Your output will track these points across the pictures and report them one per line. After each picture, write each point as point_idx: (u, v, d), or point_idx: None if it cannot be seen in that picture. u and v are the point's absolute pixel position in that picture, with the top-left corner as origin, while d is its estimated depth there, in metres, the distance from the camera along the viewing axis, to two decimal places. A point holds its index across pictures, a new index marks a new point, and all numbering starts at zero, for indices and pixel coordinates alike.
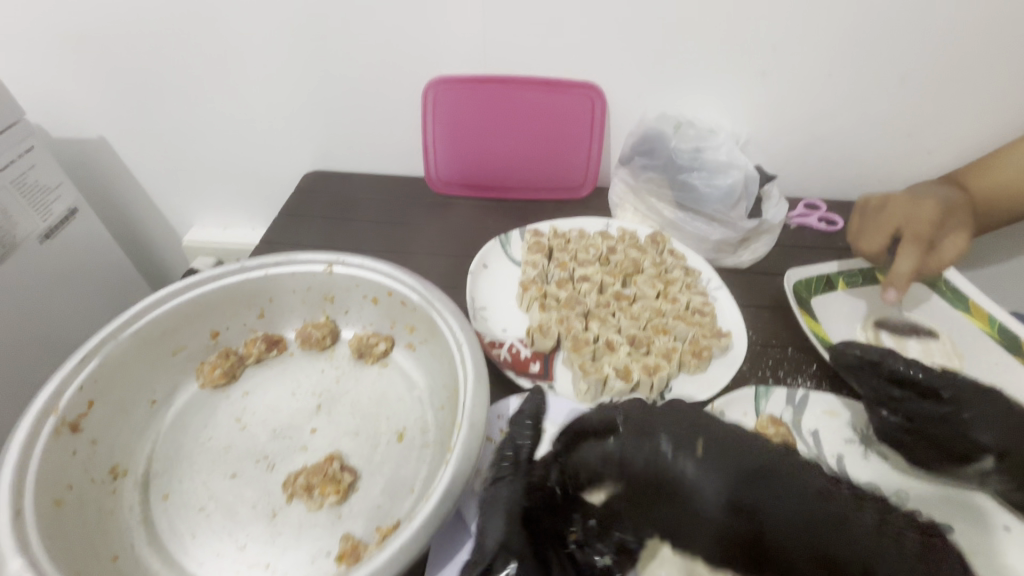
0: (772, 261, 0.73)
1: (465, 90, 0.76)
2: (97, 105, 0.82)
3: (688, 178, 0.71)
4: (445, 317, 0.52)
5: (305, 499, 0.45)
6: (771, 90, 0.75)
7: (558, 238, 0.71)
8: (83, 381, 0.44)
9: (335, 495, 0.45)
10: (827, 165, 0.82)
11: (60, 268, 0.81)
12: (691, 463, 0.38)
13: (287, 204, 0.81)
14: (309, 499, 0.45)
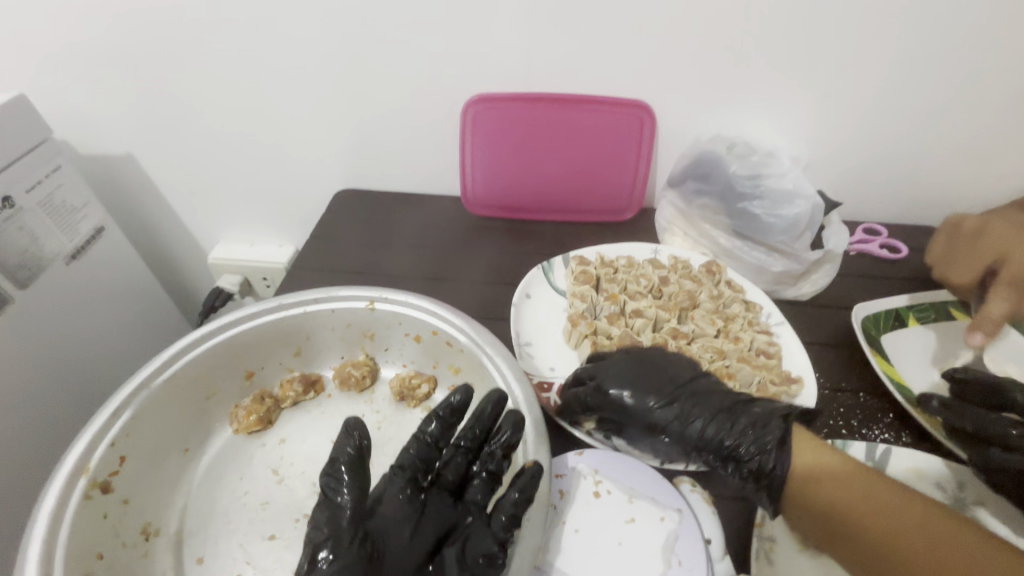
0: (835, 293, 0.68)
1: (507, 108, 0.72)
2: (125, 121, 0.80)
3: (747, 208, 0.66)
4: (497, 362, 0.49)
5: None
6: (835, 109, 0.70)
7: (606, 267, 0.67)
8: (115, 436, 0.41)
9: None
10: (889, 188, 0.77)
11: (86, 288, 0.79)
12: (653, 403, 0.48)
13: (318, 225, 0.78)
14: None
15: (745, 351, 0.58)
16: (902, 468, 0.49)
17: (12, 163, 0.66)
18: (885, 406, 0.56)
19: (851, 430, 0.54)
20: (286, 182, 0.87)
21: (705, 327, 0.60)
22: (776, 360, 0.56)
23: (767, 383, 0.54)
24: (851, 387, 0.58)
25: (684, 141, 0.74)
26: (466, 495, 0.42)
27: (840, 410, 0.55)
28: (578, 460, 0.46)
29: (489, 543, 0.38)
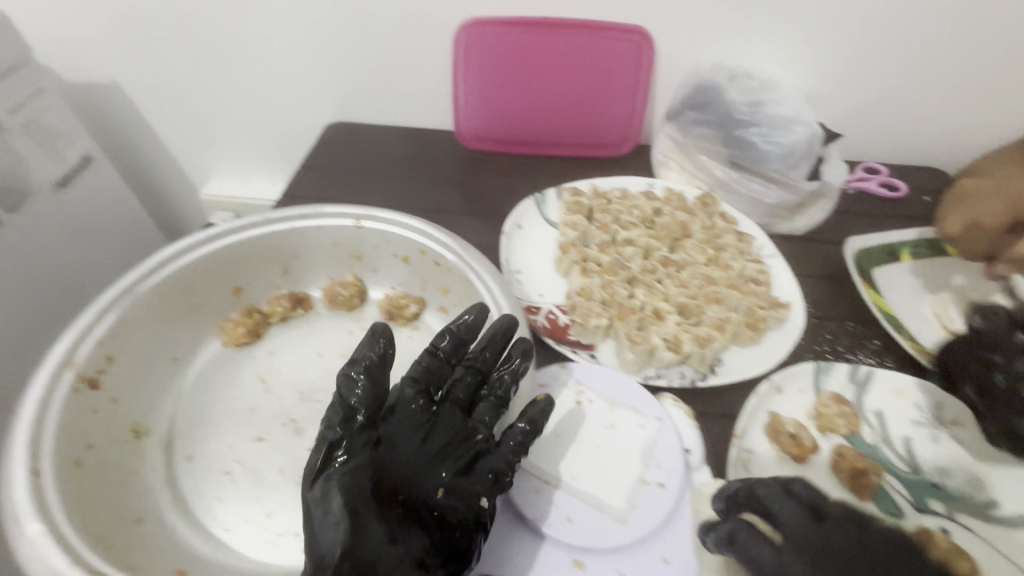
0: (830, 228, 0.67)
1: (500, 34, 0.69)
2: (108, 45, 0.77)
3: (745, 135, 0.64)
4: (484, 279, 0.49)
5: None
6: (842, 36, 0.67)
7: (599, 198, 0.66)
8: (102, 335, 0.41)
9: None
10: (893, 125, 0.74)
11: (76, 217, 0.78)
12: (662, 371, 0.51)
13: (309, 157, 0.77)
14: None
15: (735, 278, 0.58)
16: (883, 389, 0.50)
17: None
18: (871, 334, 0.56)
19: (835, 354, 0.54)
20: (276, 115, 0.85)
21: (696, 255, 0.60)
22: (765, 287, 0.57)
23: (754, 308, 0.54)
24: (839, 316, 0.58)
25: (684, 72, 0.72)
26: (474, 414, 0.41)
27: (826, 337, 0.56)
28: (562, 371, 0.47)
29: (503, 465, 0.38)
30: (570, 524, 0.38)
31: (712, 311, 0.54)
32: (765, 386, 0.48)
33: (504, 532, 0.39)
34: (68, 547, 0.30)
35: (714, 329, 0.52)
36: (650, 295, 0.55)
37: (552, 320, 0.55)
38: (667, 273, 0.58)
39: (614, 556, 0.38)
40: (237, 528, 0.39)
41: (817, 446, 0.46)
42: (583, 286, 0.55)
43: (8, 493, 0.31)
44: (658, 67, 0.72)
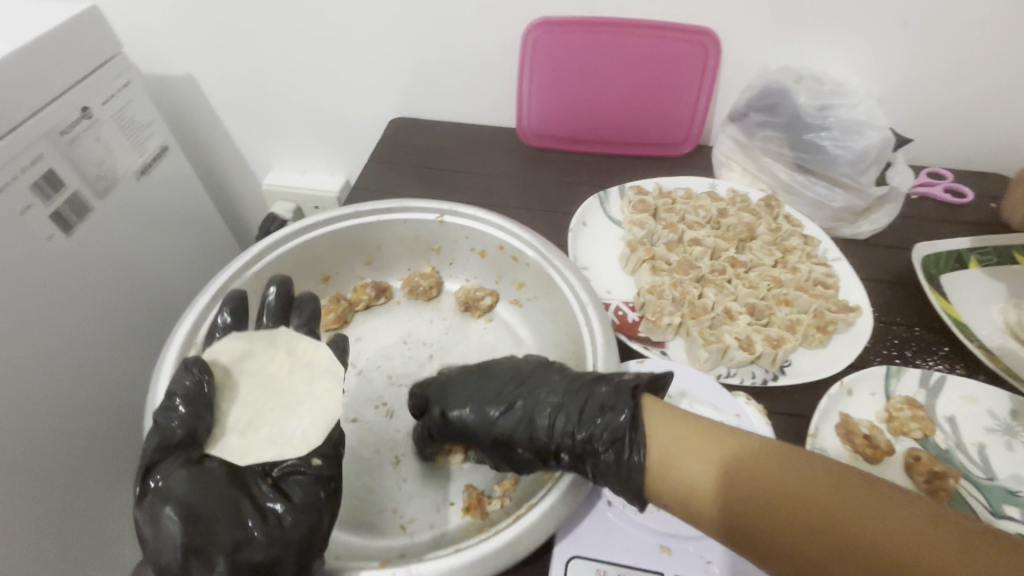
0: (895, 233, 0.67)
1: (569, 34, 0.70)
2: (186, 39, 0.80)
3: (815, 139, 0.65)
4: (565, 275, 0.50)
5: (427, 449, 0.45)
6: (916, 40, 0.66)
7: (664, 198, 0.67)
8: (216, 319, 0.45)
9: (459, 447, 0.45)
10: (963, 130, 0.73)
11: (155, 205, 0.80)
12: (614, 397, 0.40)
13: (375, 151, 0.79)
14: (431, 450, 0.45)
15: (802, 281, 0.59)
16: (954, 395, 0.50)
17: (90, 73, 0.67)
18: (940, 341, 0.56)
19: (904, 359, 0.54)
20: (339, 108, 0.87)
21: (763, 257, 0.61)
22: (834, 290, 0.57)
23: (824, 310, 0.55)
24: (906, 321, 0.58)
25: (749, 73, 0.72)
26: None
27: (893, 342, 0.56)
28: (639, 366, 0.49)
29: None
30: (658, 513, 0.41)
31: (781, 312, 0.55)
32: (836, 388, 0.49)
33: (590, 519, 0.41)
34: None
35: (785, 329, 0.53)
36: (720, 295, 0.57)
37: (622, 316, 0.57)
38: (735, 274, 0.59)
39: (699, 545, 0.39)
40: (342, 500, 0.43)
41: (893, 448, 0.47)
42: (653, 284, 0.57)
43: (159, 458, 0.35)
44: (724, 67, 0.72)
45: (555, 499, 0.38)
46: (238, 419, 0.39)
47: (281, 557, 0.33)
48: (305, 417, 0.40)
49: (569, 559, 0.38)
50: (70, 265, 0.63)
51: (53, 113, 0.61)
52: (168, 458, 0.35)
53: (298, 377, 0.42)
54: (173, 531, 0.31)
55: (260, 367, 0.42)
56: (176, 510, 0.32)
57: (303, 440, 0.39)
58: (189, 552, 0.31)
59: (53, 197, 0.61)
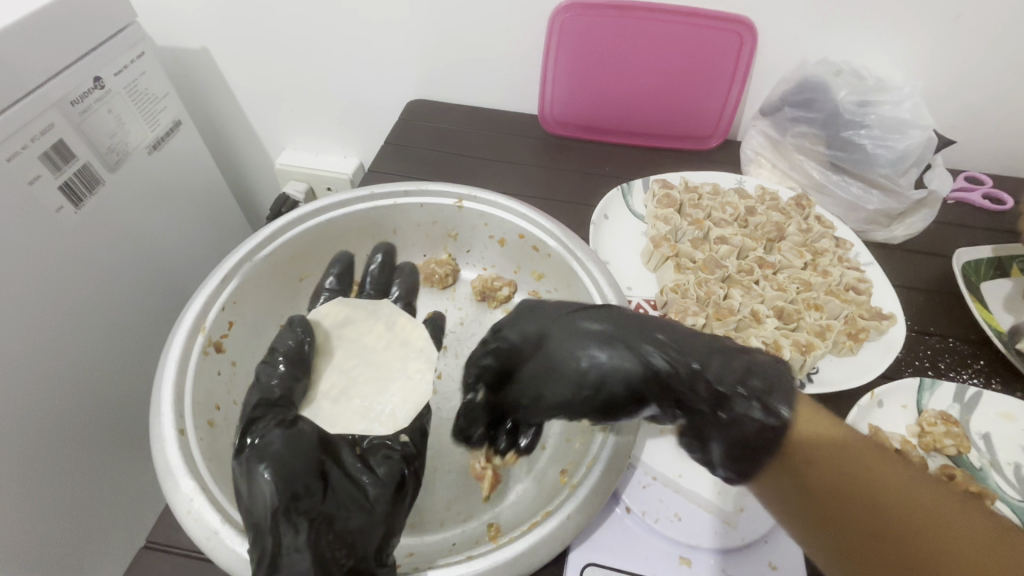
0: (931, 239, 0.64)
1: (598, 18, 0.67)
2: (202, 10, 0.78)
3: (854, 137, 0.61)
4: (588, 267, 0.48)
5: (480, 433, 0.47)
6: (965, 36, 0.63)
7: (690, 192, 0.64)
8: (225, 301, 0.44)
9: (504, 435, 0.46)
10: (1006, 133, 0.70)
11: (167, 180, 0.79)
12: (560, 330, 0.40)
13: (392, 134, 0.77)
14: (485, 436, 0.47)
15: (834, 285, 0.56)
16: (990, 412, 0.48)
17: (103, 42, 0.65)
18: (975, 353, 0.53)
19: (937, 371, 0.52)
20: (354, 88, 0.85)
21: (792, 259, 0.59)
22: (867, 296, 0.55)
23: (855, 317, 0.53)
24: (940, 332, 0.55)
25: (784, 66, 0.69)
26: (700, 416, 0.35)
27: (926, 352, 0.53)
28: None
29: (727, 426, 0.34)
30: (680, 522, 0.39)
31: (810, 317, 0.53)
32: (867, 399, 0.47)
33: (604, 530, 0.39)
34: (217, 506, 0.33)
35: (814, 335, 0.51)
36: (747, 297, 0.55)
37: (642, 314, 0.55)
38: (764, 275, 0.57)
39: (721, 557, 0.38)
40: None
41: (925, 465, 0.45)
42: (677, 282, 0.55)
43: (162, 449, 0.34)
44: (759, 59, 0.69)
45: (575, 508, 0.36)
46: (333, 385, 0.43)
47: (363, 527, 0.33)
48: (395, 394, 0.43)
49: (584, 567, 0.37)
50: (78, 238, 0.62)
51: (65, 82, 0.59)
52: (264, 417, 0.36)
53: (393, 355, 0.46)
54: (266, 493, 0.31)
55: (359, 336, 0.46)
56: (273, 468, 0.32)
57: (391, 418, 0.42)
58: (287, 508, 0.31)
59: (63, 168, 0.60)
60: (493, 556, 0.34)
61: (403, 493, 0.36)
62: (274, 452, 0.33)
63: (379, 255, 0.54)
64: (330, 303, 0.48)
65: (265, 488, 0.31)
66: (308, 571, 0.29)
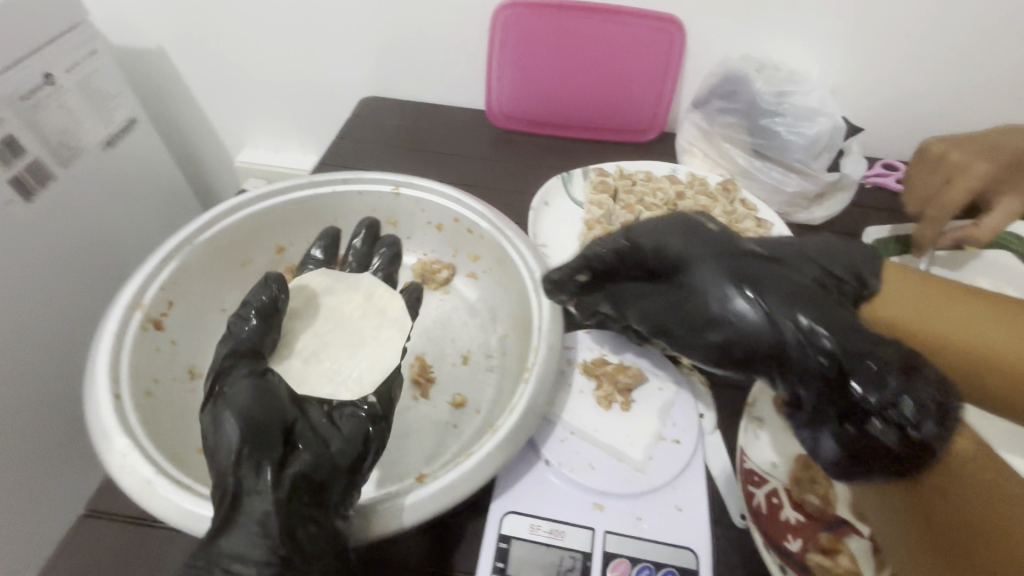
0: (846, 220, 0.69)
1: (536, 17, 0.71)
2: (157, 11, 0.80)
3: (770, 124, 0.67)
4: (515, 244, 0.52)
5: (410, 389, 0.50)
6: (871, 34, 0.68)
7: (624, 179, 0.68)
8: (164, 282, 0.46)
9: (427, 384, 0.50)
10: (915, 123, 0.76)
11: (122, 177, 0.80)
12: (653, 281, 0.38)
13: (345, 128, 0.80)
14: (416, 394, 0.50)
15: None
16: None
17: (54, 38, 0.66)
18: None
19: None
20: (311, 86, 0.88)
21: None
22: None
23: None
24: None
25: (713, 61, 0.74)
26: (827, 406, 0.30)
27: None
28: (587, 337, 0.51)
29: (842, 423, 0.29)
30: (594, 471, 0.42)
31: None
32: None
33: (525, 482, 0.42)
34: (151, 459, 0.35)
35: None
36: None
37: None
38: None
39: (630, 502, 0.41)
40: None
41: None
42: None
43: (97, 411, 0.36)
44: (689, 55, 0.74)
45: (492, 449, 0.38)
46: (306, 346, 0.46)
47: (321, 478, 0.34)
48: (363, 359, 0.46)
49: (504, 514, 0.40)
50: (29, 231, 0.63)
51: (14, 78, 0.61)
52: (236, 366, 0.37)
53: (367, 323, 0.49)
54: (231, 437, 0.33)
55: (337, 305, 0.50)
56: (240, 414, 0.33)
57: (356, 383, 0.44)
58: (247, 453, 0.32)
59: (12, 162, 0.61)
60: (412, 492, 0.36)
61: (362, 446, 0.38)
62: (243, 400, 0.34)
63: (363, 230, 0.55)
64: (314, 273, 0.52)
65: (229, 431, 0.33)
66: (267, 516, 0.31)
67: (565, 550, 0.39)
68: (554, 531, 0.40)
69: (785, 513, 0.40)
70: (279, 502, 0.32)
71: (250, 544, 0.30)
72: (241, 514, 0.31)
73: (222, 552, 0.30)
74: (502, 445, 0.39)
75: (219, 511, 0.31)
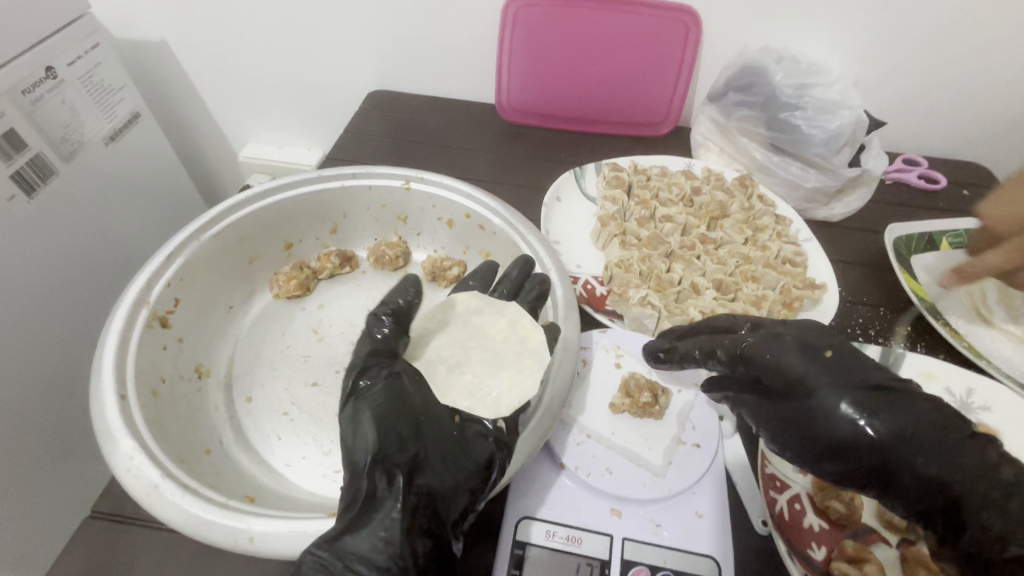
0: (867, 216, 0.67)
1: (547, 8, 0.69)
2: (160, 3, 0.78)
3: (790, 118, 0.65)
4: (530, 241, 0.50)
5: None
6: (892, 24, 0.66)
7: (638, 174, 0.66)
8: (170, 278, 0.45)
9: None
10: (935, 116, 0.74)
11: (125, 172, 0.78)
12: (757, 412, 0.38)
13: (352, 122, 0.78)
14: None
15: (772, 258, 0.59)
16: (913, 373, 0.50)
17: (56, 29, 0.64)
18: (903, 320, 0.56)
19: (867, 337, 0.55)
20: (317, 81, 0.86)
21: (733, 235, 0.61)
22: (802, 268, 0.57)
23: (791, 287, 0.55)
24: (871, 301, 0.58)
25: (728, 53, 0.72)
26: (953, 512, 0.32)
27: (858, 320, 0.56)
28: (603, 336, 0.50)
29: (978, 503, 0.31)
30: (611, 475, 0.41)
31: (747, 288, 0.56)
32: None
33: (541, 488, 0.41)
34: (158, 462, 0.34)
35: (750, 305, 0.54)
36: (688, 270, 0.57)
37: (590, 290, 0.57)
38: (705, 251, 0.60)
39: (649, 508, 0.40)
40: (296, 463, 0.42)
41: None
42: (622, 258, 0.57)
43: (102, 413, 0.35)
44: (704, 47, 0.72)
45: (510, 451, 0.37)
46: (449, 353, 0.42)
47: (444, 493, 0.33)
48: (504, 380, 0.40)
49: (518, 520, 0.39)
50: (30, 226, 0.62)
51: (15, 71, 0.59)
52: (378, 363, 0.38)
53: (511, 349, 0.42)
54: (367, 436, 0.33)
55: (482, 325, 0.43)
56: (372, 416, 0.34)
57: (495, 404, 0.39)
58: (380, 457, 0.33)
59: (15, 156, 0.60)
60: None
61: (485, 465, 0.35)
62: (379, 401, 0.35)
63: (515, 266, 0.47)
64: (466, 291, 0.46)
65: (364, 430, 0.34)
66: (392, 523, 0.31)
67: (582, 557, 0.38)
68: (571, 538, 0.38)
69: (808, 519, 0.39)
70: (404, 509, 0.31)
71: (375, 548, 0.30)
72: (371, 515, 0.31)
73: (346, 552, 0.30)
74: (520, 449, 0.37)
75: (348, 509, 0.32)
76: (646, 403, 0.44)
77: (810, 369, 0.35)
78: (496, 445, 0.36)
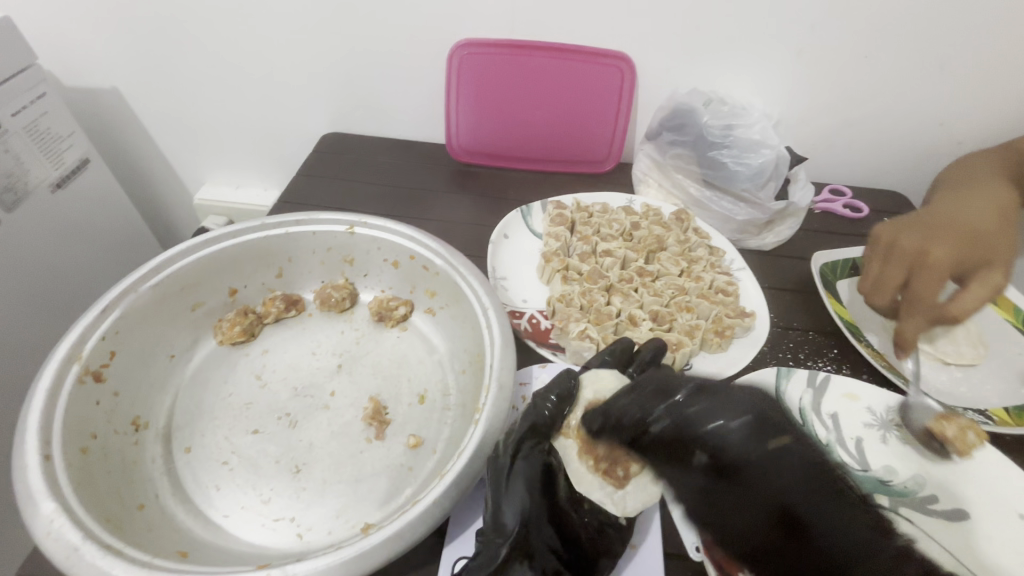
0: (796, 245, 0.71)
1: (489, 57, 0.73)
2: (111, 52, 0.79)
3: (717, 157, 0.69)
4: (470, 281, 0.51)
5: (371, 427, 0.48)
6: (806, 70, 0.72)
7: (581, 211, 0.70)
8: (105, 332, 0.45)
9: (415, 441, 0.47)
10: (856, 150, 0.80)
11: (72, 218, 0.78)
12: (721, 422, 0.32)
13: (305, 164, 0.80)
14: (369, 429, 0.48)
15: (705, 289, 0.62)
16: (837, 394, 0.53)
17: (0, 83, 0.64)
18: (830, 343, 0.60)
19: (797, 361, 0.58)
20: (272, 125, 0.88)
21: (669, 267, 0.64)
22: (733, 298, 0.60)
23: (722, 316, 0.58)
24: (801, 326, 0.62)
25: (662, 95, 0.77)
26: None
27: (788, 345, 0.59)
28: (542, 372, 0.52)
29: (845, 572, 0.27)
30: None
31: (682, 318, 0.58)
32: None
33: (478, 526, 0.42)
34: (80, 524, 0.34)
35: (684, 335, 0.56)
36: (626, 303, 0.60)
37: (535, 324, 0.59)
38: (643, 283, 0.63)
39: None
40: (235, 514, 0.42)
41: None
42: (564, 293, 0.60)
43: (24, 475, 0.35)
44: (639, 89, 0.77)
45: (440, 493, 0.37)
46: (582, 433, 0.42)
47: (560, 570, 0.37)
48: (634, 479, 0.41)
49: (456, 561, 0.40)
50: None
51: None
52: (530, 441, 0.40)
53: None
54: (512, 509, 0.37)
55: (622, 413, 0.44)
56: (525, 496, 0.37)
57: (622, 502, 0.39)
58: (525, 530, 0.36)
59: None
60: (359, 544, 0.34)
61: (601, 555, 0.39)
62: (530, 479, 0.38)
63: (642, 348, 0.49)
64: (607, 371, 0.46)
65: (516, 503, 0.37)
66: None
67: None
68: None
69: None
70: None
71: None
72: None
73: None
74: (450, 489, 0.37)
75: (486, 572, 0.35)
76: (604, 471, 0.40)
77: (757, 456, 0.31)
78: (614, 536, 0.40)
